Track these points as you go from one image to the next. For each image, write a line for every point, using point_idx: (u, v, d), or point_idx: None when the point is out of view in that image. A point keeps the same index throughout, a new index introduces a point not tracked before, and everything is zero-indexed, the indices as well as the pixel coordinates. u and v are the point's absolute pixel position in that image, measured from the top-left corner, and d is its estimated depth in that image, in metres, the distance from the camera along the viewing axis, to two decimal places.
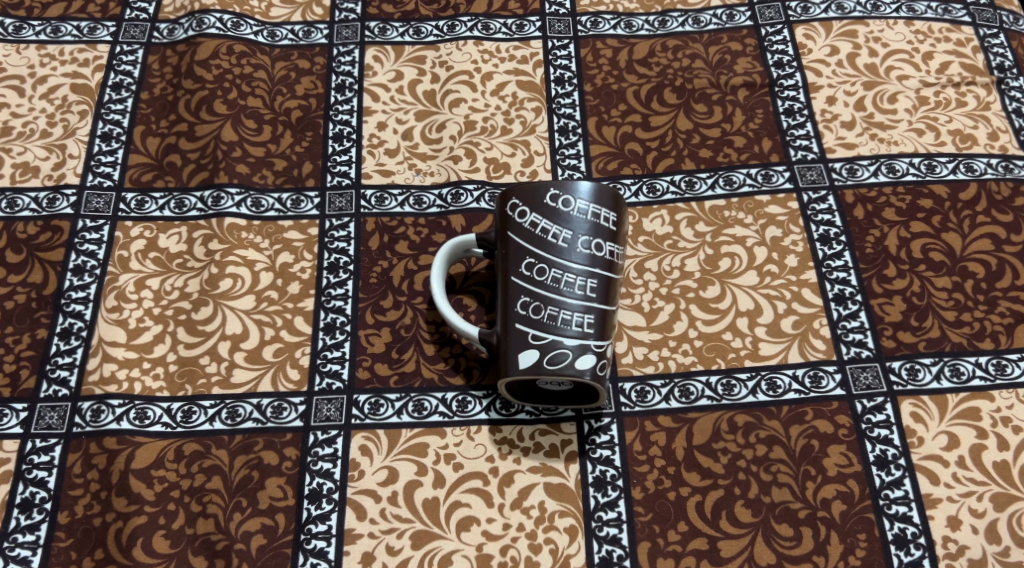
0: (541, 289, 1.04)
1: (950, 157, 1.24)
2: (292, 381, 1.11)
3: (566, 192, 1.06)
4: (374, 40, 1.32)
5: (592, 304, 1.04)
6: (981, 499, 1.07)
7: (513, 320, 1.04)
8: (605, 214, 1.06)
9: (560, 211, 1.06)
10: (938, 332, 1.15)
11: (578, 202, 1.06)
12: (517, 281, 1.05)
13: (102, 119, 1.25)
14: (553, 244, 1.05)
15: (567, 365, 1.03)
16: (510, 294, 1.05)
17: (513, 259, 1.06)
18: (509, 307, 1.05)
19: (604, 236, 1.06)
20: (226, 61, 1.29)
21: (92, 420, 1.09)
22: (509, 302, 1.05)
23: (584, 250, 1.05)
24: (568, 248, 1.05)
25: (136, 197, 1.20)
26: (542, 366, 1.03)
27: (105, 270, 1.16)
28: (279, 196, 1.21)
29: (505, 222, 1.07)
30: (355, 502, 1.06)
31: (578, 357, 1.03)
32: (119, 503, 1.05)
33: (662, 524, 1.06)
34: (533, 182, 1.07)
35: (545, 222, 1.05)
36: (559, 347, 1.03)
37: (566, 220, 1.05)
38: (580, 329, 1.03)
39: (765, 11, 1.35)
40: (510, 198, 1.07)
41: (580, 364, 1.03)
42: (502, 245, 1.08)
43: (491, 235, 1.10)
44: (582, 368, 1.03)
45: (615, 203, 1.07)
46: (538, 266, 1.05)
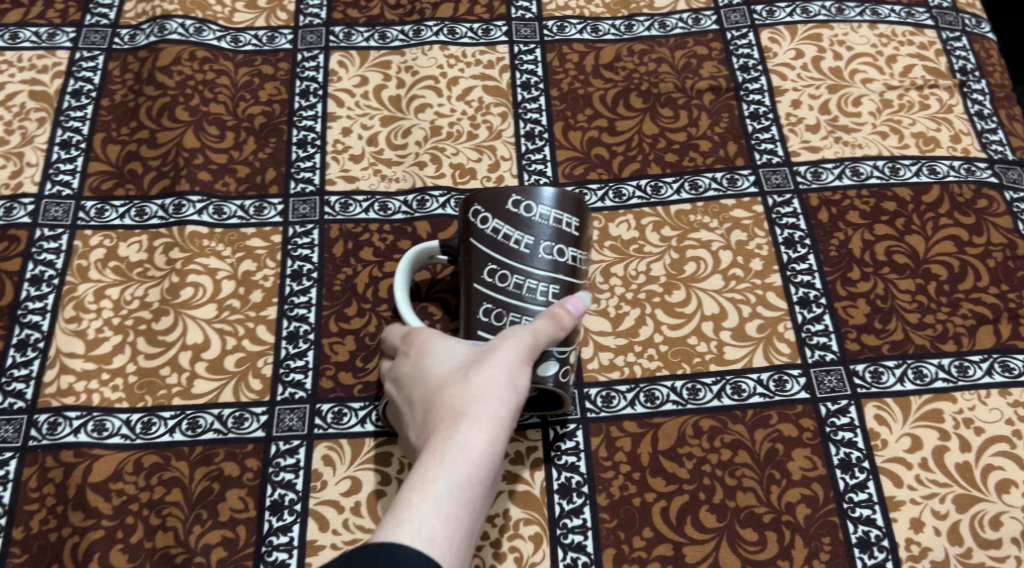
0: (503, 296, 1.04)
1: (913, 160, 1.25)
2: (254, 391, 1.10)
3: (527, 197, 1.05)
4: (339, 45, 1.30)
5: None
6: (944, 501, 1.08)
7: (478, 328, 1.04)
8: (567, 219, 1.05)
9: (521, 217, 1.04)
10: (902, 334, 1.15)
11: (540, 208, 1.04)
12: (480, 288, 1.05)
13: (61, 127, 1.24)
14: (515, 251, 1.04)
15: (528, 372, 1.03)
16: (472, 301, 1.05)
17: (475, 265, 1.06)
18: (472, 313, 1.05)
19: (566, 241, 1.05)
20: (188, 67, 1.27)
21: (49, 433, 1.08)
22: (471, 308, 1.05)
23: (546, 257, 1.04)
24: (529, 255, 1.04)
25: (96, 205, 1.19)
26: None
27: (63, 280, 1.15)
28: (242, 203, 1.20)
29: (468, 228, 1.06)
30: (317, 513, 1.05)
31: (539, 363, 1.03)
32: (75, 517, 1.04)
33: (627, 530, 1.07)
34: (494, 187, 1.05)
35: (506, 228, 1.04)
36: None
37: (529, 225, 1.04)
38: None
39: (731, 15, 1.34)
40: (472, 203, 1.06)
41: (541, 370, 1.03)
42: (464, 251, 1.07)
43: (454, 241, 1.09)
44: (542, 374, 1.02)
45: (578, 207, 1.06)
46: (500, 273, 1.04)
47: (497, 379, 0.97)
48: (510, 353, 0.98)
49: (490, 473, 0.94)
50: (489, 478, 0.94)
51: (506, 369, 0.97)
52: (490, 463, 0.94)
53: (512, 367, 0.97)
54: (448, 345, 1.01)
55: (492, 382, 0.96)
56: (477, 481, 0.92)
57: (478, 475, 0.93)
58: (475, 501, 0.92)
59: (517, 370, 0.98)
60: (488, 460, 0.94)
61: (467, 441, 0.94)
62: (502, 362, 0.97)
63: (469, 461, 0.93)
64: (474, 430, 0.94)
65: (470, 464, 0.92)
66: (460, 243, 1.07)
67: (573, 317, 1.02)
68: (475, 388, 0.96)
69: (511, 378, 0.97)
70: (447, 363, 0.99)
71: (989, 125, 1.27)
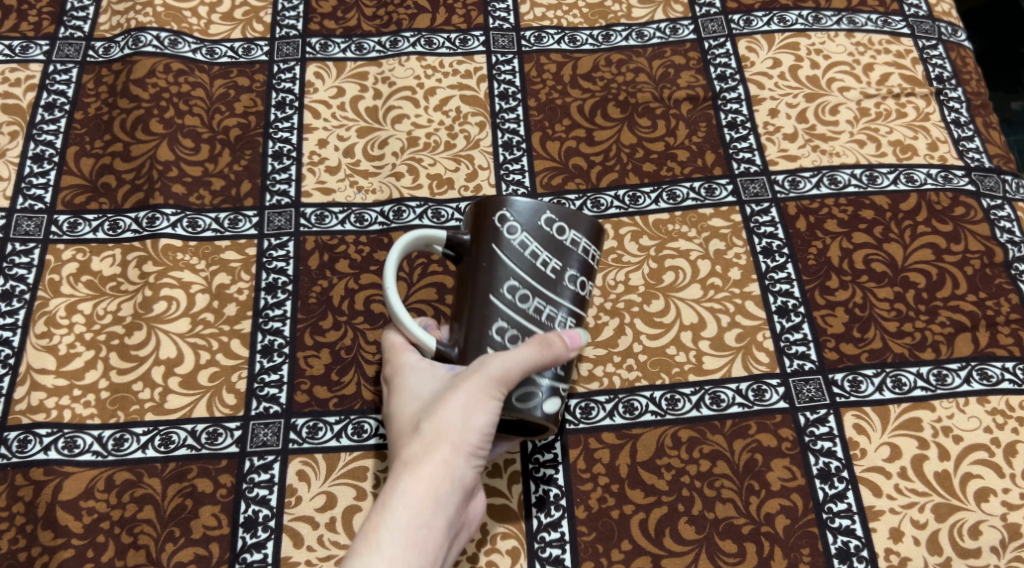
0: (520, 317, 0.98)
1: (890, 167, 1.24)
2: (227, 407, 1.09)
3: (561, 217, 0.99)
4: (315, 57, 1.29)
5: None
6: (923, 510, 1.08)
7: (484, 343, 0.99)
8: (591, 249, 1.01)
9: (554, 238, 0.99)
10: (880, 343, 1.15)
11: (572, 233, 0.99)
12: (496, 303, 0.98)
13: (34, 140, 1.22)
14: (542, 272, 0.98)
15: (533, 406, 0.98)
16: (484, 314, 0.98)
17: (492, 275, 0.98)
18: (480, 327, 0.99)
19: (585, 271, 1.01)
20: (163, 79, 1.26)
21: (19, 451, 1.06)
22: (481, 321, 0.99)
23: (567, 285, 0.99)
24: (554, 279, 0.99)
25: (69, 219, 1.18)
26: (511, 403, 0.98)
27: (35, 294, 1.14)
28: (216, 216, 1.18)
29: (488, 234, 0.99)
30: (291, 529, 1.04)
31: (545, 400, 0.98)
32: (45, 536, 1.03)
33: (605, 543, 1.06)
34: (528, 198, 0.99)
35: (535, 246, 0.98)
36: (531, 385, 0.98)
37: (559, 249, 0.99)
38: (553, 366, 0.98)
39: (709, 24, 1.34)
40: (500, 208, 0.99)
41: (545, 407, 0.99)
42: (481, 256, 0.99)
43: (463, 238, 1.00)
44: (547, 411, 0.99)
45: (599, 236, 1.02)
46: (522, 292, 0.98)
47: (451, 420, 0.96)
48: (468, 392, 0.96)
49: (441, 515, 0.95)
50: (439, 521, 0.95)
51: (461, 409, 0.96)
52: (440, 509, 0.95)
53: (469, 406, 0.96)
54: (422, 377, 1.00)
55: (446, 424, 0.96)
56: (425, 523, 0.94)
57: (426, 519, 0.94)
58: (423, 545, 0.94)
59: (477, 409, 0.96)
60: (436, 506, 0.95)
61: (414, 487, 0.95)
62: (458, 402, 0.96)
63: (415, 507, 0.94)
64: (422, 476, 0.95)
65: (418, 509, 0.94)
66: (474, 246, 1.00)
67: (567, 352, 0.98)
68: (429, 431, 0.96)
69: (467, 417, 0.96)
70: (414, 401, 1.00)
71: (965, 133, 1.27)
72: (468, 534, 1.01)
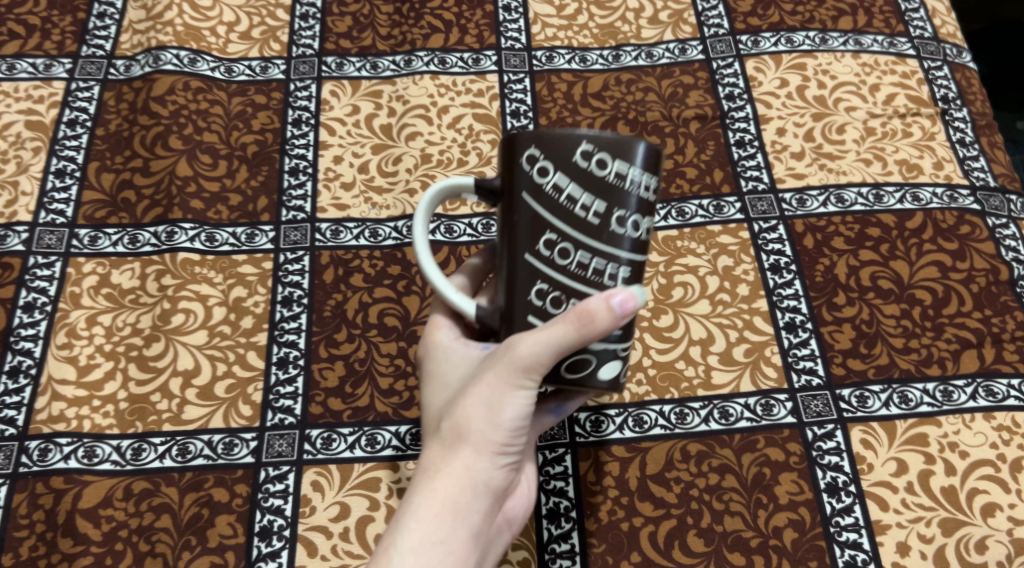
0: (561, 275, 0.91)
1: (897, 187, 1.26)
2: (243, 417, 1.11)
3: (603, 149, 0.89)
4: (331, 75, 1.31)
5: None
6: (929, 525, 1.09)
7: (525, 309, 0.93)
8: (647, 179, 0.90)
9: (595, 175, 0.89)
10: (887, 359, 1.17)
11: (616, 166, 0.89)
12: (533, 261, 0.91)
13: (56, 156, 1.25)
14: (583, 220, 0.90)
15: (587, 374, 0.93)
16: (523, 274, 0.92)
17: (528, 228, 0.91)
18: (520, 289, 0.92)
19: (641, 209, 0.91)
20: (182, 97, 1.28)
21: (39, 460, 1.08)
22: (521, 283, 0.92)
23: (616, 230, 0.90)
24: (599, 226, 0.90)
25: (89, 233, 1.20)
26: (560, 374, 0.93)
27: (56, 306, 1.16)
28: (233, 230, 1.21)
29: (521, 180, 0.91)
30: (306, 539, 1.06)
31: (602, 365, 0.93)
32: (64, 543, 1.05)
33: (615, 555, 1.08)
34: (564, 129, 0.90)
35: (572, 190, 0.90)
36: (582, 354, 0.92)
37: (600, 189, 0.89)
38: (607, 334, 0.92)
39: (717, 45, 1.36)
40: (531, 146, 0.90)
41: (602, 373, 0.93)
42: (515, 205, 0.92)
43: (495, 183, 0.93)
44: (604, 378, 0.93)
45: (659, 161, 0.91)
46: (561, 247, 0.90)
47: (474, 418, 0.94)
48: (491, 388, 0.93)
49: (463, 518, 0.94)
50: (462, 530, 0.94)
51: (483, 406, 0.93)
52: (462, 514, 0.94)
53: (492, 403, 0.93)
54: (456, 368, 0.98)
55: (469, 421, 0.94)
56: (445, 528, 0.93)
57: (447, 522, 0.93)
58: (445, 556, 0.93)
59: (502, 405, 0.93)
60: (458, 513, 0.94)
61: (433, 493, 0.93)
62: (480, 398, 0.93)
63: (434, 516, 0.93)
64: (440, 482, 0.94)
65: (437, 512, 0.93)
66: (507, 189, 0.92)
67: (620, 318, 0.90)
68: (451, 429, 0.94)
69: (490, 415, 0.93)
70: (443, 389, 0.98)
71: (970, 153, 1.29)
72: (501, 536, 1.00)
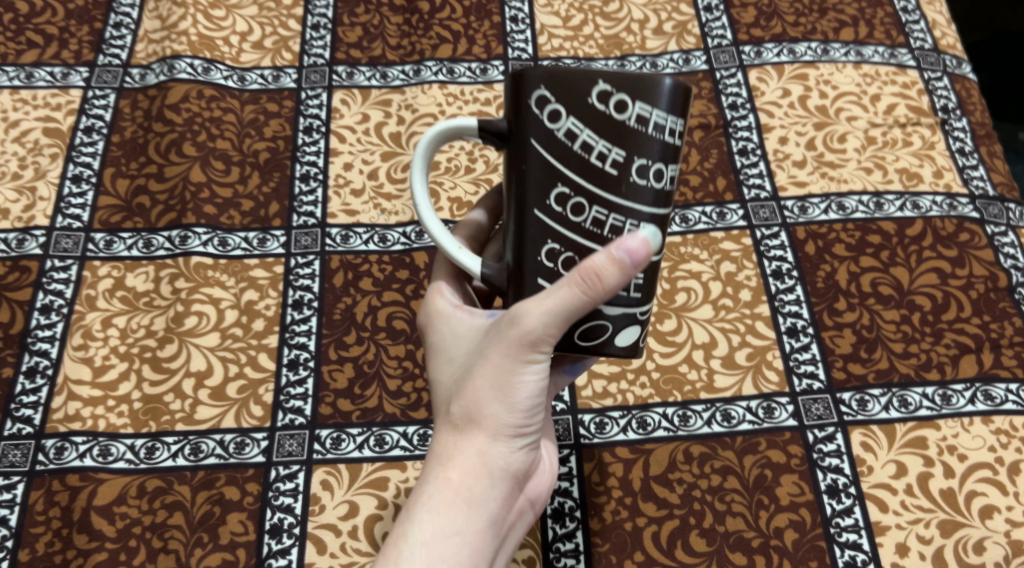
0: (575, 233, 0.89)
1: (897, 195, 1.28)
2: (255, 418, 1.13)
3: (622, 90, 0.86)
4: (342, 84, 1.34)
5: None
6: (928, 526, 1.11)
7: (537, 270, 0.91)
8: (672, 122, 0.87)
9: (613, 119, 0.86)
10: (887, 363, 1.19)
11: (636, 109, 0.86)
12: (544, 217, 0.89)
13: (73, 162, 1.27)
14: (600, 170, 0.87)
15: (604, 342, 0.92)
16: (534, 231, 0.90)
17: (540, 180, 0.89)
18: (532, 247, 0.90)
19: (665, 157, 0.88)
20: (196, 105, 1.30)
21: (56, 458, 1.11)
22: (532, 241, 0.90)
23: (636, 181, 0.87)
24: (617, 177, 0.87)
25: (105, 237, 1.23)
26: (574, 342, 0.92)
27: (72, 309, 1.18)
28: (245, 235, 1.23)
29: (533, 125, 0.88)
30: (315, 537, 1.08)
31: (619, 331, 0.92)
32: (80, 539, 1.07)
33: (619, 554, 1.10)
34: (581, 67, 0.86)
35: (588, 137, 0.87)
36: (598, 319, 0.91)
37: (619, 135, 0.86)
38: (624, 296, 0.90)
39: (720, 55, 1.38)
40: (544, 88, 0.87)
41: (619, 339, 0.92)
42: (525, 154, 0.89)
43: (501, 126, 0.90)
44: (621, 345, 0.92)
45: (686, 101, 0.88)
46: (575, 202, 0.88)
47: (484, 400, 0.93)
48: (499, 369, 0.92)
49: (478, 504, 0.94)
50: (476, 517, 0.94)
51: (492, 388, 0.93)
52: (476, 502, 0.94)
53: (502, 384, 0.92)
54: (459, 341, 0.96)
55: (479, 403, 0.93)
56: (460, 515, 0.93)
57: (462, 509, 0.93)
58: (458, 545, 0.93)
59: (511, 385, 0.92)
60: (471, 501, 0.94)
61: (446, 480, 0.93)
62: (489, 380, 0.92)
63: (445, 506, 0.93)
64: (453, 470, 0.93)
65: (452, 501, 0.93)
66: (517, 134, 0.89)
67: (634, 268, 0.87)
68: (462, 413, 0.94)
69: (500, 398, 0.93)
70: (448, 363, 0.96)
71: (969, 162, 1.31)
72: (521, 520, 1.00)
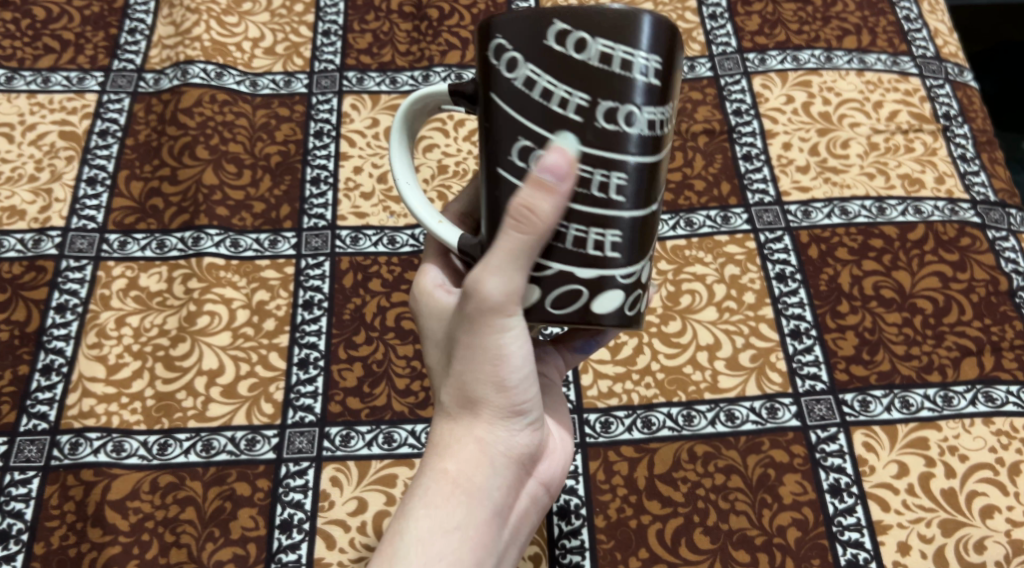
0: None
1: (899, 200, 1.30)
2: (265, 415, 1.15)
3: (579, 28, 0.84)
4: (352, 89, 1.36)
5: (612, 210, 0.87)
6: (930, 525, 1.12)
7: None
8: (640, 58, 0.85)
9: (572, 59, 0.84)
10: (889, 365, 1.20)
11: (595, 45, 0.84)
12: (508, 175, 0.88)
13: (88, 164, 1.29)
14: (562, 116, 0.85)
15: (580, 310, 0.89)
16: (500, 191, 0.88)
17: (503, 135, 0.87)
18: (499, 208, 0.89)
19: (633, 96, 0.85)
20: (209, 109, 1.33)
21: (70, 453, 1.12)
22: (498, 201, 0.89)
23: (603, 126, 0.85)
24: (581, 122, 0.85)
25: (119, 238, 1.25)
26: (546, 308, 0.90)
27: (87, 308, 1.20)
28: (257, 237, 1.25)
29: (491, 79, 0.87)
30: (324, 532, 1.09)
31: (596, 297, 0.89)
32: (94, 533, 1.09)
33: (623, 550, 1.11)
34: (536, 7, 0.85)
35: (547, 82, 0.85)
36: (570, 282, 0.89)
37: (578, 76, 0.85)
38: (599, 254, 0.88)
39: (725, 62, 1.40)
40: (501, 38, 0.86)
41: (599, 305, 0.90)
42: (487, 111, 0.88)
43: (466, 89, 0.90)
44: (598, 311, 0.89)
45: (656, 36, 0.85)
46: (538, 154, 0.86)
47: (472, 386, 0.94)
48: (474, 351, 0.93)
49: (477, 493, 0.95)
50: (474, 505, 0.94)
51: (474, 371, 0.94)
52: (474, 490, 0.95)
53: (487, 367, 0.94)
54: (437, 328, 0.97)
55: (468, 390, 0.95)
56: (459, 505, 0.94)
57: (460, 498, 0.94)
58: (460, 535, 0.93)
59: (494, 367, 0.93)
60: (468, 490, 0.94)
61: (444, 471, 0.95)
62: (469, 364, 0.94)
63: (441, 497, 0.94)
64: (450, 460, 0.95)
65: (450, 491, 0.94)
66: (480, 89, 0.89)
67: (564, 196, 0.86)
68: (454, 403, 0.96)
69: (488, 383, 0.94)
70: (437, 353, 0.98)
71: (971, 168, 1.33)
72: (531, 508, 1.00)
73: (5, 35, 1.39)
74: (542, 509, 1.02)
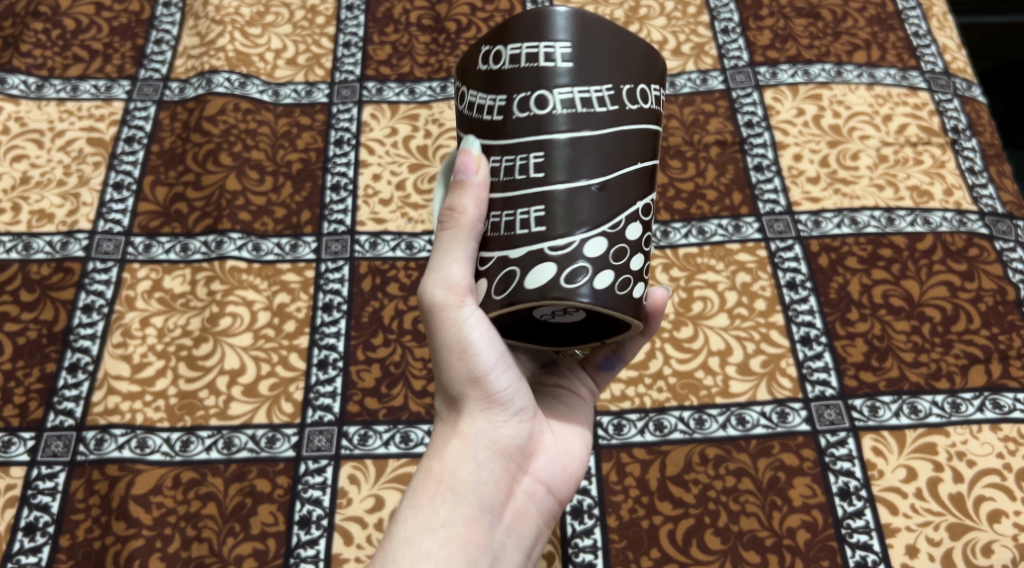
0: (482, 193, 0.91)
1: (908, 211, 1.32)
2: (285, 414, 1.17)
3: (493, 41, 0.89)
4: (371, 99, 1.39)
5: (539, 188, 0.88)
6: (938, 529, 1.14)
7: None
8: (545, 48, 0.88)
9: (491, 70, 0.89)
10: (897, 372, 1.22)
11: (507, 51, 0.88)
12: None
13: (115, 170, 1.33)
14: (489, 122, 0.89)
15: (516, 290, 0.88)
16: None
17: None
18: None
19: (548, 84, 0.88)
20: (232, 117, 1.36)
21: (95, 449, 1.15)
22: None
23: (520, 117, 0.88)
24: (503, 121, 0.89)
25: (144, 241, 1.28)
26: (490, 297, 0.90)
27: (112, 308, 1.23)
28: (278, 241, 1.28)
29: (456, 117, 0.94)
30: (343, 528, 1.12)
31: (527, 273, 0.88)
32: (118, 526, 1.11)
33: (635, 550, 1.13)
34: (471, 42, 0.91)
35: (476, 98, 0.90)
36: (506, 266, 0.89)
37: (496, 81, 0.89)
38: (529, 231, 0.88)
39: (736, 76, 1.43)
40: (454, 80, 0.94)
41: (530, 281, 0.88)
42: None
43: None
44: (530, 285, 0.88)
45: (565, 25, 0.88)
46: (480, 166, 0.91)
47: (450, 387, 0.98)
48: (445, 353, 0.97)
49: (462, 488, 0.96)
50: (460, 501, 0.96)
51: (449, 370, 0.97)
52: (461, 486, 0.97)
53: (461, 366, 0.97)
54: None
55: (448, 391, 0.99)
56: (444, 501, 0.96)
57: (444, 494, 0.96)
58: (447, 529, 0.95)
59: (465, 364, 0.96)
60: (452, 485, 0.96)
61: (430, 470, 0.97)
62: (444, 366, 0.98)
63: (427, 496, 0.96)
64: (435, 460, 0.98)
65: (436, 489, 0.96)
66: None
67: (481, 187, 0.90)
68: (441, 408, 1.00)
69: (464, 381, 0.97)
70: None
71: (979, 180, 1.35)
72: (530, 508, 1.00)
73: (35, 44, 1.42)
74: (546, 511, 1.02)
